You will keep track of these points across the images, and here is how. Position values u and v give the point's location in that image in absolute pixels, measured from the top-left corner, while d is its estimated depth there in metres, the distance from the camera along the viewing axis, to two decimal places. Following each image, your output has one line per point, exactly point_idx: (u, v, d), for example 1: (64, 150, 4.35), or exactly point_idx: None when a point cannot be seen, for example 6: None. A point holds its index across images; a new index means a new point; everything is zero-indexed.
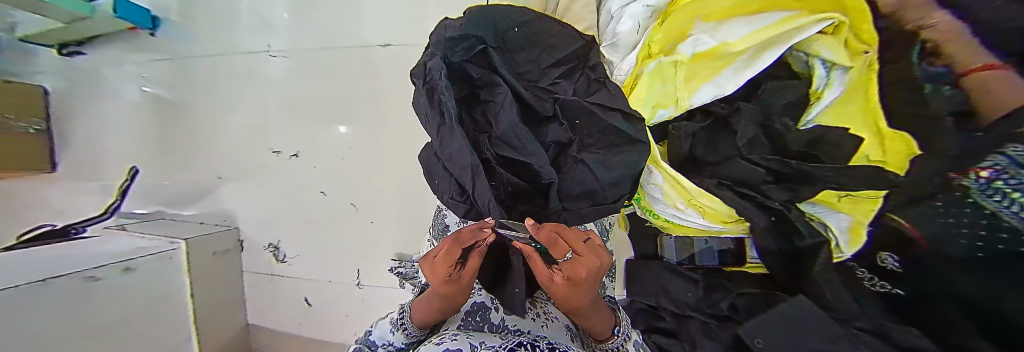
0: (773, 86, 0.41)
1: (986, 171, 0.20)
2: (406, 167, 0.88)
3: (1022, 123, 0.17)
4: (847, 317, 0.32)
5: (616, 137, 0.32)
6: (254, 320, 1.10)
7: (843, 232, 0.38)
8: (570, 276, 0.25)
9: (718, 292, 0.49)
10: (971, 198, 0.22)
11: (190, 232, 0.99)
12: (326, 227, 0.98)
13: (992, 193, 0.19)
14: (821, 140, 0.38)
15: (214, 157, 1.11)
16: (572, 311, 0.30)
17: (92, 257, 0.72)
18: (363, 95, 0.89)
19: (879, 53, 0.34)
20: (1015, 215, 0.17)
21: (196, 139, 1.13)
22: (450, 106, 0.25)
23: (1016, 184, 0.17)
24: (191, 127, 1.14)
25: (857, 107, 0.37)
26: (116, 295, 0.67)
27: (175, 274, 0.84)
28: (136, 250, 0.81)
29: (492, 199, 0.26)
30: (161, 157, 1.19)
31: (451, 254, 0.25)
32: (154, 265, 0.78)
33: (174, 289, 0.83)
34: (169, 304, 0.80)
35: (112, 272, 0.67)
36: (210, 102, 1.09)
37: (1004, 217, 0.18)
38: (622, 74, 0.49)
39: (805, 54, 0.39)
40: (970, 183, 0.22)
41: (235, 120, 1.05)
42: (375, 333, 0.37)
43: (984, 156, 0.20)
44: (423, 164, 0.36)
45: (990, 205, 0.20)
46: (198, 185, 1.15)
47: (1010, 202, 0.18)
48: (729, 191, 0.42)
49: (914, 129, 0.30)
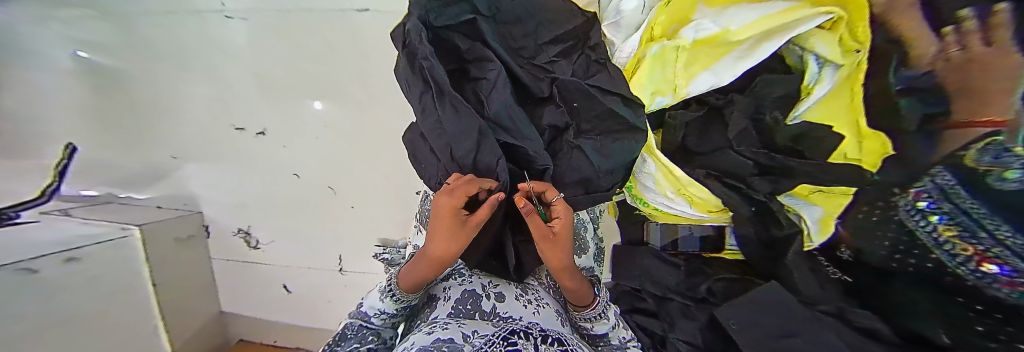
0: (768, 79, 0.41)
1: (919, 195, 0.25)
2: (391, 146, 0.84)
3: (966, 152, 0.21)
4: (812, 300, 0.36)
5: (616, 123, 0.33)
6: (229, 309, 1.06)
7: (815, 222, 0.41)
8: (564, 216, 0.28)
9: (697, 276, 0.52)
10: (897, 212, 0.28)
11: (144, 216, 0.88)
12: (304, 211, 0.93)
13: (915, 213, 0.26)
14: (804, 135, 0.40)
15: (167, 133, 0.98)
16: (568, 267, 0.30)
17: (22, 243, 0.60)
18: (339, 68, 0.82)
19: (869, 52, 0.33)
20: (925, 231, 0.24)
21: (142, 112, 0.98)
22: (449, 94, 0.28)
23: (935, 209, 0.23)
24: (132, 97, 0.98)
25: (844, 106, 0.37)
26: (59, 291, 0.57)
27: (128, 264, 0.74)
28: (78, 236, 0.69)
29: (499, 156, 0.29)
30: (95, 132, 1.01)
31: (468, 188, 0.25)
32: (100, 257, 0.67)
33: (134, 279, 0.76)
34: (128, 296, 0.72)
35: (53, 262, 0.57)
36: (157, 67, 0.94)
37: (913, 230, 0.26)
38: (625, 56, 0.47)
39: (800, 48, 0.39)
40: (899, 200, 0.28)
41: (187, 91, 0.93)
42: (365, 304, 0.34)
43: (921, 180, 0.26)
44: (408, 144, 0.38)
45: (908, 219, 0.26)
46: (149, 166, 1.02)
47: (927, 222, 0.24)
48: (718, 181, 0.45)
49: (883, 127, 0.32)
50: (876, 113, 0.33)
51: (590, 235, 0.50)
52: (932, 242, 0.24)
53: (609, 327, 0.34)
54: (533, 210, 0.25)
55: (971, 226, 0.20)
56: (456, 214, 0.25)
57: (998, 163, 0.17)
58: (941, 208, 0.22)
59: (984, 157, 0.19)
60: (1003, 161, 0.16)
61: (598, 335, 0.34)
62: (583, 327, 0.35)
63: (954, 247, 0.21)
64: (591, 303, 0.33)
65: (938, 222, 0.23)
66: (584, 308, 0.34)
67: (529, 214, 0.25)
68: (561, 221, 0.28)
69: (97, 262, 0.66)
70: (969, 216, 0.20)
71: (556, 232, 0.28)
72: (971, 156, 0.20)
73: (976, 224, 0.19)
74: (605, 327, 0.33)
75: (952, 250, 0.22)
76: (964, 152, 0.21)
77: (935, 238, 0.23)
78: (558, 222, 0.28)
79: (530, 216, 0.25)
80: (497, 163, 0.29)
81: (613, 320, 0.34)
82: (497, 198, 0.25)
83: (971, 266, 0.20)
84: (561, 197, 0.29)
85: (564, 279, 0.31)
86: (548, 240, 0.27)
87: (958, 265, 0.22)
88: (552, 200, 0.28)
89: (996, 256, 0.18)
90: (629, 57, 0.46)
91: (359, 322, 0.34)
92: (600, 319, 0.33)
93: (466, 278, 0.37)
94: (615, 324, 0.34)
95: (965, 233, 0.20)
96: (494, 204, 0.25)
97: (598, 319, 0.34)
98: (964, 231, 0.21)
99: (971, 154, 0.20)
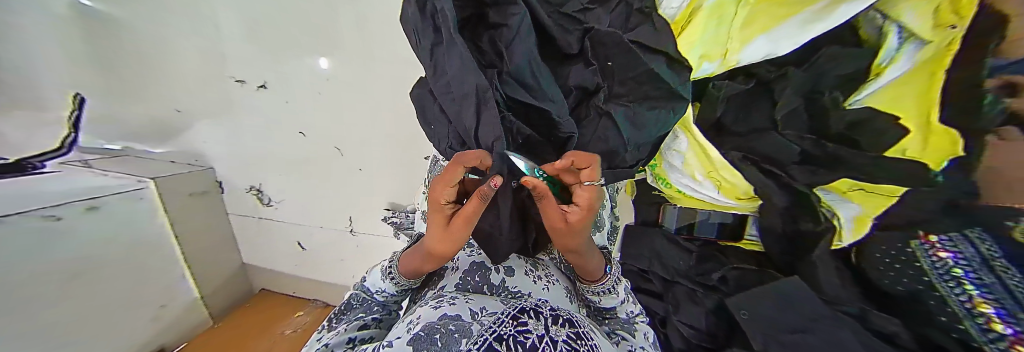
0: (836, 51, 0.36)
1: (946, 253, 0.29)
2: (397, 108, 0.81)
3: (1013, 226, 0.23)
4: (835, 301, 0.39)
5: (653, 89, 0.35)
6: (248, 261, 1.12)
7: (849, 220, 0.42)
8: (586, 207, 0.24)
9: (710, 263, 0.54)
10: (917, 261, 0.32)
11: (156, 170, 0.89)
12: (313, 172, 0.94)
13: (946, 276, 0.28)
14: (864, 124, 0.37)
15: (160, 83, 0.93)
16: (583, 249, 0.29)
17: (41, 192, 0.64)
18: (334, 14, 0.74)
19: (969, 30, 0.26)
20: (959, 301, 0.26)
21: (128, 58, 0.91)
22: (458, 44, 0.24)
23: (974, 278, 0.25)
24: (113, 40, 0.90)
25: (916, 93, 0.32)
26: (73, 239, 0.62)
27: (148, 215, 0.79)
28: (96, 186, 0.72)
29: (497, 130, 0.25)
30: (77, 74, 0.92)
31: (451, 174, 0.21)
32: (121, 208, 0.72)
33: (151, 233, 0.79)
34: (150, 247, 0.79)
35: (75, 212, 0.62)
36: (133, 5, 0.85)
37: (941, 290, 0.28)
38: (674, 6, 0.41)
39: (882, 16, 0.32)
40: (921, 253, 0.31)
41: (171, 37, 0.86)
42: (368, 280, 0.35)
43: (955, 242, 0.29)
44: (415, 99, 0.36)
45: (936, 281, 0.29)
46: (151, 120, 0.99)
47: (960, 290, 0.26)
48: (754, 166, 0.45)
49: (955, 124, 0.29)
50: (951, 107, 0.29)
51: (606, 213, 0.48)
52: (964, 313, 0.26)
53: (617, 302, 0.33)
54: (548, 193, 0.22)
55: (1014, 305, 0.21)
56: (442, 206, 0.23)
57: None
58: (980, 275, 0.25)
59: None
60: None
61: (605, 308, 0.34)
62: (588, 298, 0.35)
63: (987, 322, 0.23)
64: (601, 278, 0.33)
65: (975, 294, 0.25)
66: (596, 280, 0.33)
67: (542, 195, 0.22)
68: (579, 212, 0.24)
69: (115, 213, 0.71)
70: (1014, 294, 0.22)
71: (572, 223, 0.24)
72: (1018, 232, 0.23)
73: (1016, 306, 0.21)
74: (614, 301, 0.32)
75: (984, 326, 0.24)
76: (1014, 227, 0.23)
77: (968, 309, 0.25)
78: (575, 212, 0.24)
79: (545, 199, 0.23)
80: (494, 142, 0.25)
81: (623, 295, 0.33)
82: (490, 184, 0.21)
83: (998, 344, 0.22)
84: (595, 185, 0.24)
85: (575, 256, 0.30)
86: (557, 228, 0.25)
87: (985, 340, 0.23)
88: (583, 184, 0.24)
89: (1021, 329, 0.20)
90: (681, 7, 0.40)
91: (364, 295, 0.35)
92: (609, 293, 0.32)
93: (474, 248, 0.36)
94: (624, 299, 0.34)
95: (999, 309, 0.22)
96: (485, 193, 0.20)
97: (607, 294, 0.33)
98: (998, 307, 0.23)
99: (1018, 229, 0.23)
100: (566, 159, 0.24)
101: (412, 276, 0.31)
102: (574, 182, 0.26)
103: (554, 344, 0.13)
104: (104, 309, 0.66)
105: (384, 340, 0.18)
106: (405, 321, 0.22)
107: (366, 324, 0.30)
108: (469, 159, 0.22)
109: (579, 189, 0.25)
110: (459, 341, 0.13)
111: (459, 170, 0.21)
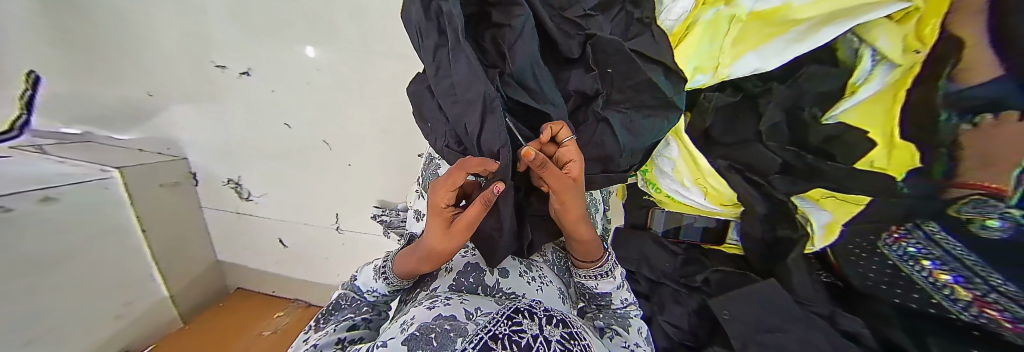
0: (814, 71, 0.39)
1: (901, 237, 0.32)
2: (393, 104, 0.79)
3: (949, 206, 0.27)
4: (806, 301, 0.42)
5: (650, 98, 0.36)
6: (223, 257, 1.06)
7: (821, 226, 0.45)
8: (578, 159, 0.24)
9: (693, 266, 0.56)
10: (881, 250, 0.35)
11: (124, 159, 0.83)
12: (299, 165, 0.90)
13: (905, 257, 0.31)
14: (838, 138, 0.40)
15: (129, 65, 0.86)
16: (581, 217, 0.28)
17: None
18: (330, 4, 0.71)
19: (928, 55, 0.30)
20: (924, 276, 0.29)
21: (93, 35, 0.84)
22: (465, 48, 0.24)
23: (925, 253, 0.29)
24: (73, 15, 0.82)
25: (885, 107, 0.36)
26: (36, 229, 0.57)
27: (112, 206, 0.73)
28: (56, 175, 0.66)
29: (502, 131, 0.24)
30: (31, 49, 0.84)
31: (454, 179, 0.20)
32: (83, 197, 0.67)
33: (117, 225, 0.74)
34: (116, 239, 0.73)
35: (29, 203, 0.56)
36: None
37: (907, 271, 0.31)
38: (670, 19, 0.41)
39: (859, 40, 0.36)
40: (885, 242, 0.34)
41: (144, 14, 0.80)
42: (360, 279, 0.35)
43: (905, 227, 0.32)
44: (411, 95, 0.36)
45: (899, 262, 0.32)
46: (116, 103, 0.91)
47: (921, 266, 0.29)
48: (738, 174, 0.47)
49: (915, 139, 0.32)
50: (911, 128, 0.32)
51: (599, 215, 0.49)
52: (931, 288, 0.28)
53: (613, 285, 0.34)
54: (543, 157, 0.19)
55: (966, 270, 0.24)
56: (442, 209, 0.22)
57: (975, 214, 0.24)
58: (929, 249, 0.28)
59: (963, 209, 0.25)
60: (982, 211, 0.23)
61: (600, 293, 0.34)
62: (583, 283, 0.35)
63: (951, 291, 0.26)
64: (599, 259, 0.33)
65: (932, 267, 0.28)
66: (592, 263, 0.33)
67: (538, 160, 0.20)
68: (576, 164, 0.23)
69: (77, 202, 0.65)
70: (961, 260, 0.25)
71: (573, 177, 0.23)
72: (953, 208, 0.26)
73: (966, 269, 0.24)
74: (608, 284, 0.33)
75: (955, 299, 0.26)
76: (950, 205, 0.27)
77: (933, 283, 0.28)
78: (572, 166, 0.23)
79: (542, 166, 0.20)
80: (499, 149, 0.24)
81: (619, 279, 0.34)
82: (494, 189, 0.20)
83: (969, 310, 0.25)
84: (573, 139, 0.24)
85: (572, 229, 0.29)
86: (565, 189, 0.23)
87: (961, 312, 0.26)
88: (566, 141, 0.24)
89: (983, 293, 0.23)
90: (679, 20, 0.41)
91: (354, 295, 0.34)
92: (606, 276, 0.33)
93: (468, 250, 0.36)
94: (619, 284, 0.34)
95: (957, 276, 0.25)
96: (487, 199, 0.20)
97: (603, 277, 0.33)
98: (955, 274, 0.25)
99: (954, 206, 0.26)
100: (542, 130, 0.24)
101: (405, 279, 0.31)
102: (552, 152, 0.25)
103: (548, 343, 0.13)
104: (65, 306, 0.61)
105: (378, 340, 0.17)
106: (399, 321, 0.21)
107: (355, 325, 0.30)
108: (473, 165, 0.21)
109: (563, 148, 0.24)
110: (454, 341, 0.13)
111: (462, 175, 0.21)
